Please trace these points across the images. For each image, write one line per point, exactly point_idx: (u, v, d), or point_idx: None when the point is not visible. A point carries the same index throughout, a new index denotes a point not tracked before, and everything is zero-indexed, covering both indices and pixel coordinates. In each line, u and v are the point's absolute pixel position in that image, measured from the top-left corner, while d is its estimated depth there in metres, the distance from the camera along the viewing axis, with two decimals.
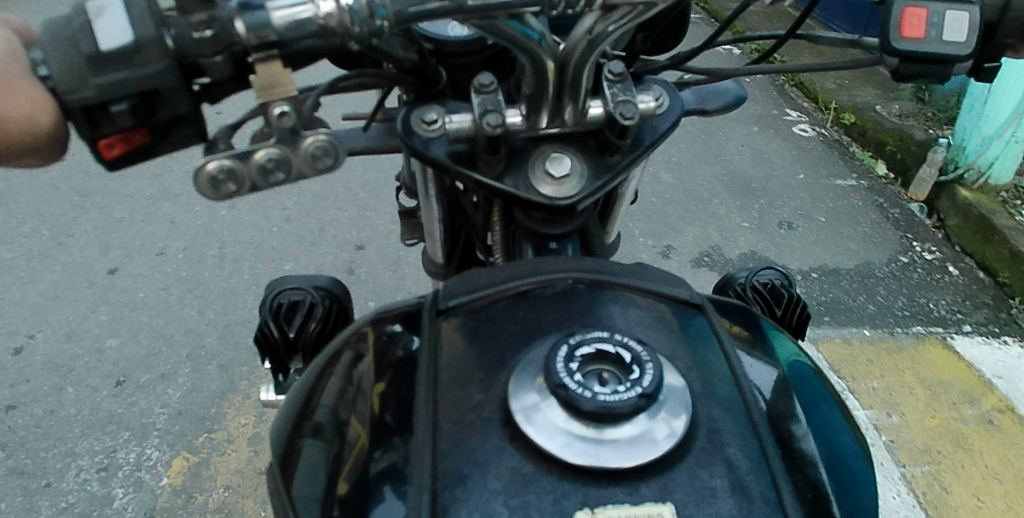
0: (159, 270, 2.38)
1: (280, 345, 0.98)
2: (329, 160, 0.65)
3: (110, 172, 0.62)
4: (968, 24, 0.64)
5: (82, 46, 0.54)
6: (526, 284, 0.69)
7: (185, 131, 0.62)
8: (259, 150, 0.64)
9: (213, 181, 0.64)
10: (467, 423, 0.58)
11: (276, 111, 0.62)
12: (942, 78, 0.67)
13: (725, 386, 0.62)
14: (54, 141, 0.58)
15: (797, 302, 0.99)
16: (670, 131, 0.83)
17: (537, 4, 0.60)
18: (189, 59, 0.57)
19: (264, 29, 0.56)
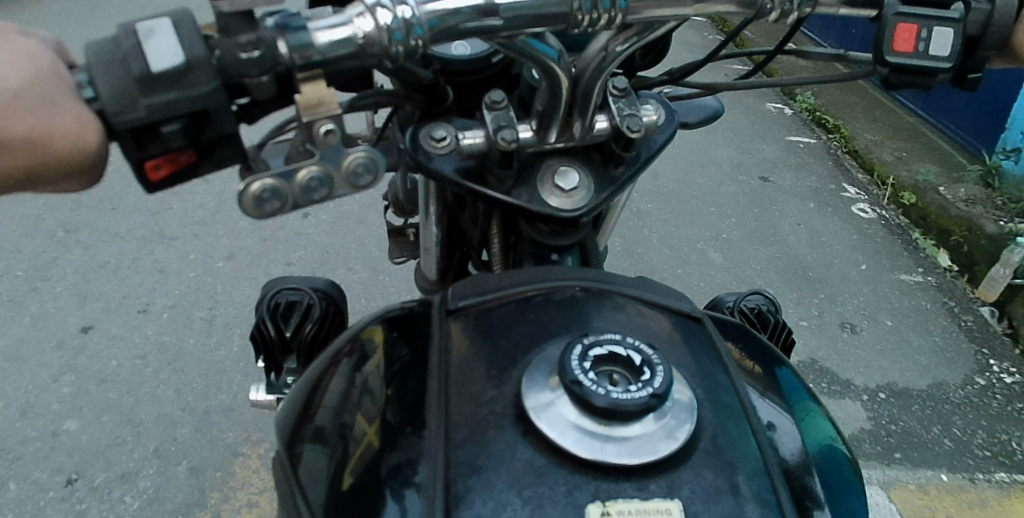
0: (161, 274, 2.33)
1: (275, 345, 1.06)
2: (369, 177, 0.62)
3: (150, 194, 0.57)
4: (955, 39, 0.70)
5: (132, 67, 0.49)
6: (533, 290, 0.71)
7: (227, 150, 0.57)
8: (301, 169, 0.59)
9: (256, 199, 0.59)
10: (478, 418, 0.56)
11: (321, 128, 0.59)
12: (927, 86, 0.74)
13: (727, 394, 0.62)
14: (96, 165, 0.52)
15: (781, 327, 1.25)
16: (666, 142, 0.92)
17: (559, 23, 0.63)
18: (235, 80, 0.53)
19: (306, 50, 0.55)
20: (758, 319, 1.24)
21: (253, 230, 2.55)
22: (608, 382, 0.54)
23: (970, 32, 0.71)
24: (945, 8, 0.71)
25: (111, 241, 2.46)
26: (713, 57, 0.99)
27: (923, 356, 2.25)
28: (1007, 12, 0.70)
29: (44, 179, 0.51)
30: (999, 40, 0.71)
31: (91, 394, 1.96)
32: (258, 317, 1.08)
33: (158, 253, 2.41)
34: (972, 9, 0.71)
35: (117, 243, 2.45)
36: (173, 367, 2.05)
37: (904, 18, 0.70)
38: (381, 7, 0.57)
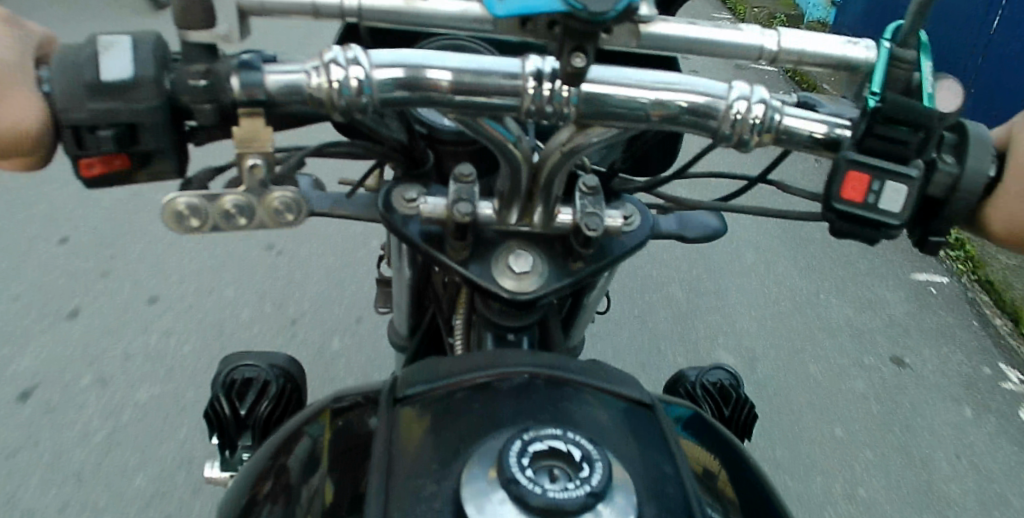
0: (109, 339, 2.24)
1: (230, 422, 1.05)
2: (291, 216, 0.65)
3: (89, 188, 0.64)
4: (907, 197, 0.66)
5: (83, 73, 0.56)
6: (485, 377, 0.71)
7: (165, 162, 0.63)
8: (226, 196, 0.64)
9: (177, 215, 0.63)
10: (414, 513, 0.55)
11: (248, 163, 0.63)
12: (875, 238, 0.71)
13: (672, 488, 0.62)
14: (38, 148, 0.59)
15: (743, 403, 1.25)
16: (636, 247, 0.92)
17: (515, 110, 0.65)
18: (181, 102, 0.60)
19: (255, 89, 0.60)
20: (720, 395, 1.25)
21: (210, 292, 2.48)
22: (547, 479, 0.54)
23: (933, 193, 0.69)
24: (902, 163, 0.66)
25: (58, 300, 2.37)
26: (681, 174, 1.02)
27: (888, 465, 2.26)
28: (975, 182, 0.67)
29: None
30: (963, 206, 0.69)
31: (22, 470, 1.85)
32: (212, 396, 1.09)
33: (108, 314, 2.33)
34: (937, 170, 0.68)
35: (64, 303, 2.36)
36: (112, 443, 1.95)
37: (856, 166, 0.66)
38: (335, 64, 0.60)
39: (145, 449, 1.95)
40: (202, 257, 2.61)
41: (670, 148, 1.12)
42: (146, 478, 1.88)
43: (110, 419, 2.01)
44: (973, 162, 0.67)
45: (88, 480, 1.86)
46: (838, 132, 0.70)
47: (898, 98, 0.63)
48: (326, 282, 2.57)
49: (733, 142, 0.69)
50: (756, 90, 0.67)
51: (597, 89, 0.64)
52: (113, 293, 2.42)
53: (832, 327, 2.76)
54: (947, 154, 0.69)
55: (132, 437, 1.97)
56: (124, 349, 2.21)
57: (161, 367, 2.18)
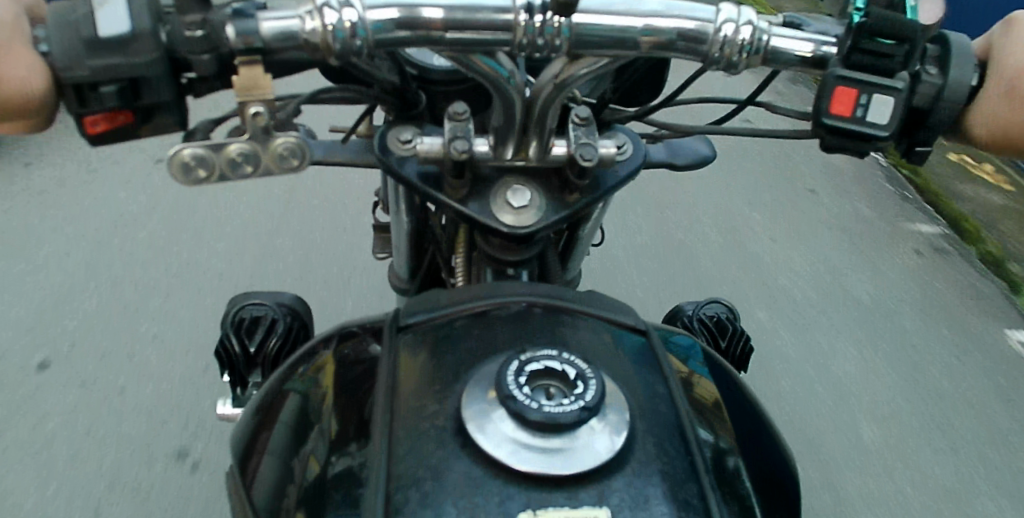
0: (104, 292, 2.22)
1: (240, 359, 1.09)
2: (295, 161, 0.65)
3: (92, 146, 0.64)
4: (894, 108, 0.67)
5: (81, 30, 0.56)
6: (483, 305, 0.73)
7: (166, 117, 0.64)
8: (232, 143, 0.63)
9: (184, 166, 0.63)
10: (420, 431, 0.58)
11: (252, 110, 0.62)
12: (862, 152, 0.72)
13: (664, 405, 0.65)
14: (40, 108, 0.59)
15: (739, 336, 1.28)
16: (629, 177, 0.94)
17: (506, 44, 0.65)
18: (179, 54, 0.61)
19: (250, 36, 0.60)
20: (716, 328, 1.27)
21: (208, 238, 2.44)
22: (543, 397, 0.57)
23: (917, 104, 0.70)
24: (889, 76, 0.67)
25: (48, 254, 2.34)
26: (671, 101, 1.02)
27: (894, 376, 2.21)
28: (959, 90, 0.68)
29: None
30: (947, 116, 0.70)
31: (20, 420, 1.85)
32: (222, 336, 1.12)
33: (102, 266, 2.30)
34: (921, 81, 0.69)
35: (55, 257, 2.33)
36: (109, 390, 1.94)
37: (846, 81, 0.67)
38: (328, 7, 0.60)
39: (141, 394, 1.94)
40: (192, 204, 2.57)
41: (655, 81, 1.12)
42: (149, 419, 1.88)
43: (108, 367, 1.99)
44: (955, 71, 0.68)
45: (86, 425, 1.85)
46: (824, 50, 0.71)
47: (885, 12, 0.63)
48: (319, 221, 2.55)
49: (723, 65, 0.69)
50: (744, 11, 0.67)
51: (590, 19, 0.64)
52: (106, 245, 2.39)
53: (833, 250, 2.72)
54: (929, 64, 0.71)
55: (128, 383, 1.96)
56: (119, 301, 2.19)
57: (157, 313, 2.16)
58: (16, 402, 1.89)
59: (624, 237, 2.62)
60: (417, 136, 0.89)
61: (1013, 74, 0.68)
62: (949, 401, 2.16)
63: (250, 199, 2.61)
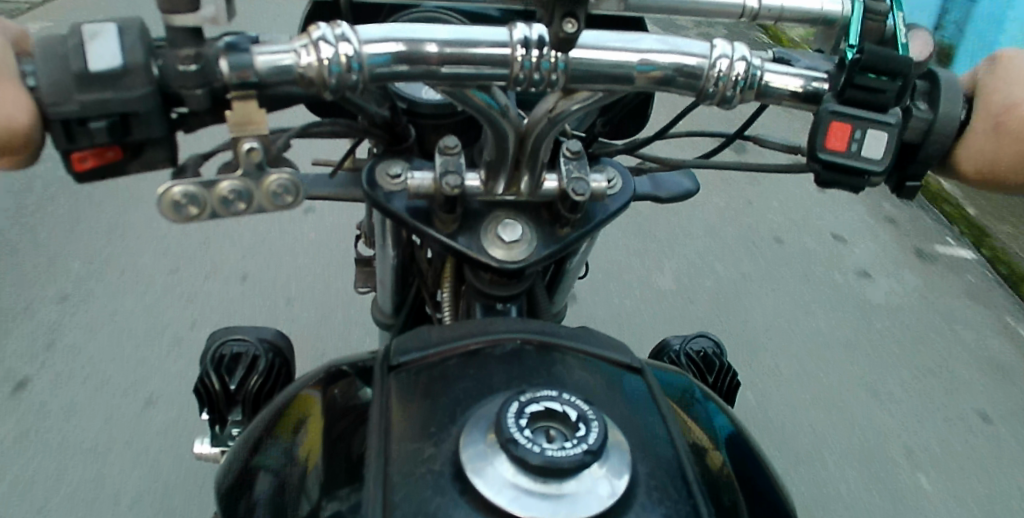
0: (72, 337, 2.16)
1: (220, 397, 1.06)
2: (289, 198, 0.63)
3: (78, 183, 0.62)
4: (887, 142, 0.68)
5: (71, 64, 0.55)
6: (476, 343, 0.72)
7: (157, 152, 0.62)
8: (224, 180, 0.62)
9: (174, 204, 0.61)
10: (416, 476, 0.56)
11: (245, 145, 0.61)
12: (858, 188, 0.73)
13: (663, 446, 0.64)
14: (25, 144, 0.57)
15: (727, 371, 1.28)
16: (619, 211, 0.93)
17: (503, 79, 0.65)
18: (172, 89, 0.59)
19: (245, 70, 0.59)
20: (703, 363, 1.27)
21: (185, 273, 2.41)
22: (544, 439, 0.56)
23: (908, 138, 0.72)
24: (882, 111, 0.68)
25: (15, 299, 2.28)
26: (662, 135, 1.02)
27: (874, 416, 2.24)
28: (948, 123, 0.70)
29: None
30: (936, 150, 0.72)
31: None
32: (201, 371, 1.09)
33: (71, 311, 2.25)
34: (912, 116, 0.71)
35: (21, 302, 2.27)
36: (79, 442, 1.89)
37: (838, 115, 0.68)
38: (324, 41, 0.60)
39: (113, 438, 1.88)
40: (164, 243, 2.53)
41: (640, 111, 1.14)
42: (122, 470, 1.83)
43: (76, 417, 1.94)
44: (944, 106, 0.70)
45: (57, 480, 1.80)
46: (815, 86, 0.72)
47: (877, 48, 0.66)
48: (295, 257, 2.52)
49: (716, 100, 0.70)
50: (737, 47, 0.68)
51: (584, 54, 0.65)
52: (74, 289, 2.33)
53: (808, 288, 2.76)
54: (919, 101, 0.72)
55: (98, 435, 1.91)
56: (88, 348, 2.14)
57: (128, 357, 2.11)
58: None
59: (602, 277, 2.63)
60: (408, 171, 0.88)
61: (1000, 110, 0.69)
62: (924, 438, 2.20)
63: (225, 236, 2.58)
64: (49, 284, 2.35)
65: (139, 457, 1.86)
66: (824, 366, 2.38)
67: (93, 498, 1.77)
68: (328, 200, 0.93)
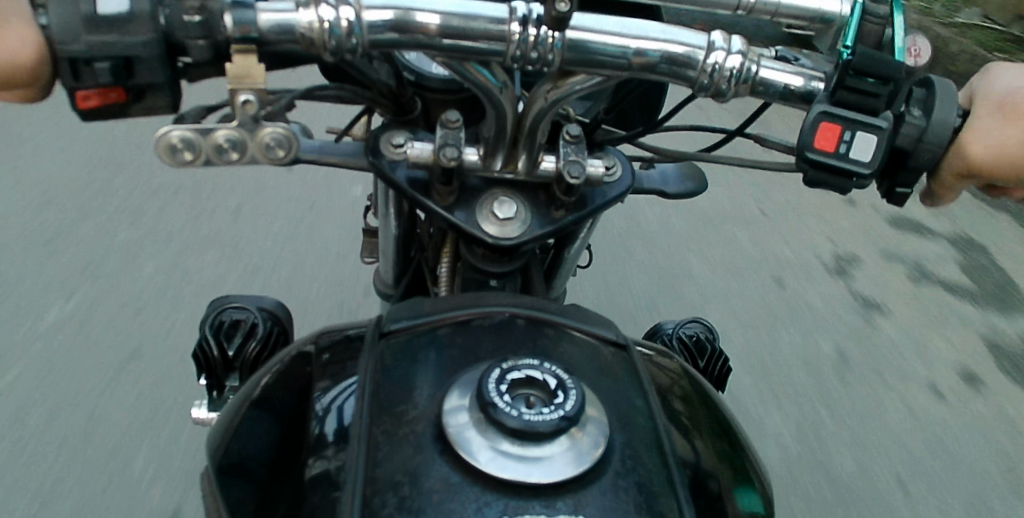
0: (65, 285, 2.15)
1: (218, 364, 1.09)
2: (281, 152, 0.66)
3: (83, 121, 0.64)
4: (877, 147, 0.68)
5: (79, 6, 0.57)
6: (467, 314, 0.73)
7: (158, 98, 0.64)
8: (219, 130, 0.64)
9: (171, 148, 0.64)
10: (398, 436, 0.59)
11: (241, 98, 0.63)
12: (846, 189, 0.73)
13: (640, 417, 0.66)
14: (35, 81, 0.59)
15: (717, 356, 1.29)
16: (617, 198, 0.94)
17: (503, 43, 0.65)
18: (176, 38, 0.61)
19: (247, 26, 0.61)
20: (695, 347, 1.29)
21: (188, 230, 2.43)
22: (524, 405, 0.58)
23: (900, 145, 0.72)
24: (872, 115, 0.68)
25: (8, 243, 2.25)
26: (660, 125, 1.04)
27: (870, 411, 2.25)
28: (941, 131, 0.70)
29: None
30: (926, 159, 0.72)
31: None
32: (200, 337, 1.11)
33: (69, 256, 2.25)
34: (904, 123, 0.70)
35: (15, 246, 2.25)
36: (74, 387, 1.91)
37: (831, 117, 0.68)
38: (326, 3, 0.62)
39: (107, 385, 1.90)
40: (166, 199, 2.51)
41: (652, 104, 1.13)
42: (111, 420, 1.81)
43: (68, 362, 1.93)
44: (938, 114, 0.70)
45: (43, 424, 1.78)
46: (812, 85, 0.73)
47: (870, 51, 0.66)
48: (300, 225, 2.53)
49: (711, 92, 0.70)
50: (734, 40, 0.69)
51: (582, 36, 0.65)
52: (69, 237, 2.31)
53: (808, 281, 2.77)
54: (913, 107, 0.71)
55: (88, 380, 1.89)
56: (82, 296, 2.12)
57: (123, 310, 2.09)
58: None
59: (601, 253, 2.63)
60: (408, 142, 0.89)
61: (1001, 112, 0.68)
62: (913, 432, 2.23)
63: (229, 199, 2.59)
64: (44, 229, 2.33)
65: (129, 407, 1.84)
66: (819, 358, 2.42)
67: (78, 442, 1.75)
68: (337, 166, 0.93)
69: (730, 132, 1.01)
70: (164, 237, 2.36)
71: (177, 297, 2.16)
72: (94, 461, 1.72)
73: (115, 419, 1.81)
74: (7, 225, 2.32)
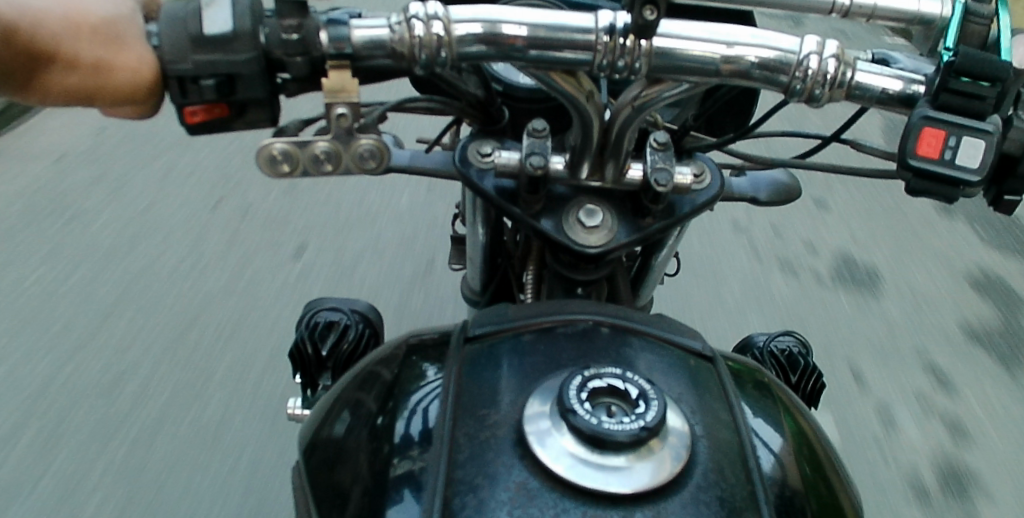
0: (177, 288, 2.31)
1: (311, 361, 1.14)
2: (373, 163, 0.69)
3: (189, 135, 0.68)
4: (986, 152, 0.63)
5: (189, 28, 0.62)
6: (551, 321, 0.74)
7: (259, 113, 0.68)
8: (317, 142, 0.67)
9: (271, 159, 0.68)
10: (480, 439, 0.60)
11: (337, 112, 0.66)
12: (951, 198, 0.69)
13: (726, 431, 0.64)
14: (146, 97, 0.64)
15: (811, 372, 1.23)
16: (705, 206, 0.92)
17: (589, 50, 0.65)
18: (275, 56, 0.64)
19: (342, 42, 0.65)
20: (787, 362, 1.23)
21: (289, 233, 2.57)
22: (604, 414, 0.57)
23: (1008, 150, 0.67)
24: (980, 119, 0.64)
25: (128, 249, 2.45)
26: (751, 132, 1.00)
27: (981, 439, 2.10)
28: None
29: (105, 101, 0.63)
30: None
31: (112, 383, 2.00)
32: (296, 337, 1.18)
33: (184, 255, 2.44)
34: (1013, 127, 0.66)
35: (135, 252, 2.44)
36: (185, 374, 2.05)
37: (932, 122, 0.64)
38: (417, 19, 0.63)
39: (214, 375, 2.04)
40: (269, 208, 2.67)
41: (745, 111, 1.09)
42: (219, 414, 1.94)
43: (181, 357, 2.09)
44: None
45: (158, 418, 1.91)
46: (913, 90, 0.69)
47: (972, 51, 0.62)
48: (392, 229, 2.62)
49: (804, 98, 0.67)
50: (829, 46, 0.66)
51: (668, 45, 0.65)
52: (184, 242, 2.49)
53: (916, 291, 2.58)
54: (1022, 111, 0.67)
55: (195, 378, 2.03)
56: (192, 298, 2.28)
57: (228, 313, 2.23)
58: (106, 367, 2.04)
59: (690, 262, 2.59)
60: (496, 150, 0.91)
61: None
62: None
63: (326, 203, 2.72)
64: (161, 236, 2.52)
65: (235, 403, 1.97)
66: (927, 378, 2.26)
67: (191, 434, 1.88)
68: (426, 174, 0.96)
69: (825, 138, 0.97)
70: (268, 244, 2.50)
71: (278, 299, 2.29)
72: (202, 449, 1.85)
73: (222, 413, 1.94)
74: (128, 234, 2.52)
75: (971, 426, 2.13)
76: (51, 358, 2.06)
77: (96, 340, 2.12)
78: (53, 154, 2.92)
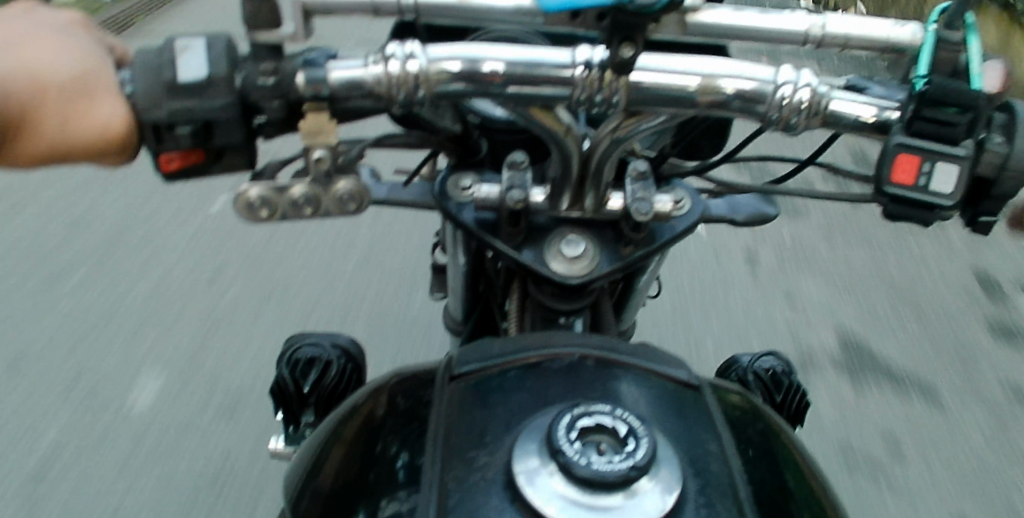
0: (159, 327, 2.29)
1: (294, 398, 1.12)
2: (354, 205, 0.68)
3: (166, 182, 0.68)
4: (958, 179, 0.65)
5: (162, 73, 0.60)
6: (537, 356, 0.74)
7: (236, 157, 0.68)
8: (295, 186, 0.67)
9: (248, 205, 0.67)
10: (469, 483, 0.59)
11: (315, 154, 0.66)
12: (927, 221, 0.71)
13: (716, 463, 0.64)
14: (123, 150, 0.62)
15: (795, 390, 1.24)
16: (686, 232, 0.92)
17: (569, 85, 0.65)
18: (251, 99, 0.64)
19: (319, 84, 0.64)
20: (771, 381, 1.24)
21: (271, 270, 2.57)
22: (594, 452, 0.57)
23: (982, 173, 0.67)
24: (953, 143, 0.65)
25: (106, 291, 2.43)
26: (731, 157, 1.01)
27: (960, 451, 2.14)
28: None
29: (78, 158, 0.61)
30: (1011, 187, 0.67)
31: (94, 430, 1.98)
32: (277, 374, 1.15)
33: (165, 295, 2.42)
34: (985, 150, 0.66)
35: (113, 292, 2.42)
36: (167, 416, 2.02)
37: (908, 148, 0.65)
38: (394, 57, 0.64)
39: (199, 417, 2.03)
40: (251, 246, 2.67)
41: (724, 132, 1.09)
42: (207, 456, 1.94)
43: (163, 400, 2.06)
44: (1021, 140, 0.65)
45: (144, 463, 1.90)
46: (887, 115, 0.70)
47: (947, 81, 0.63)
48: (375, 262, 2.62)
49: (780, 126, 0.69)
50: (803, 74, 0.67)
51: (646, 78, 0.66)
52: (165, 282, 2.48)
53: (892, 306, 2.64)
54: (996, 133, 0.67)
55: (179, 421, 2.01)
56: (173, 337, 2.26)
57: (211, 354, 2.22)
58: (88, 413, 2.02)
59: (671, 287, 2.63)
60: (476, 184, 0.91)
61: None
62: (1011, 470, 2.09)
63: (309, 239, 2.72)
64: (140, 276, 2.50)
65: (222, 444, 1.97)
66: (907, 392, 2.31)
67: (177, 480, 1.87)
68: (404, 206, 0.96)
69: (801, 162, 0.98)
70: (249, 283, 2.49)
71: (261, 337, 2.28)
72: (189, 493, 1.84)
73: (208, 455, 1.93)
74: (105, 275, 2.50)
75: (949, 437, 2.18)
76: (30, 404, 2.04)
77: (76, 383, 2.10)
78: (30, 197, 2.91)
